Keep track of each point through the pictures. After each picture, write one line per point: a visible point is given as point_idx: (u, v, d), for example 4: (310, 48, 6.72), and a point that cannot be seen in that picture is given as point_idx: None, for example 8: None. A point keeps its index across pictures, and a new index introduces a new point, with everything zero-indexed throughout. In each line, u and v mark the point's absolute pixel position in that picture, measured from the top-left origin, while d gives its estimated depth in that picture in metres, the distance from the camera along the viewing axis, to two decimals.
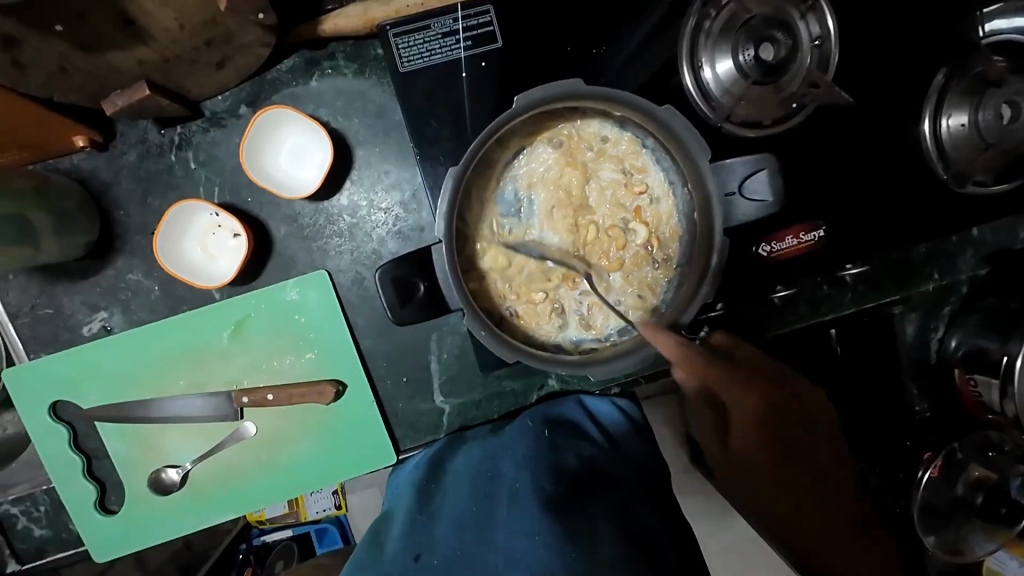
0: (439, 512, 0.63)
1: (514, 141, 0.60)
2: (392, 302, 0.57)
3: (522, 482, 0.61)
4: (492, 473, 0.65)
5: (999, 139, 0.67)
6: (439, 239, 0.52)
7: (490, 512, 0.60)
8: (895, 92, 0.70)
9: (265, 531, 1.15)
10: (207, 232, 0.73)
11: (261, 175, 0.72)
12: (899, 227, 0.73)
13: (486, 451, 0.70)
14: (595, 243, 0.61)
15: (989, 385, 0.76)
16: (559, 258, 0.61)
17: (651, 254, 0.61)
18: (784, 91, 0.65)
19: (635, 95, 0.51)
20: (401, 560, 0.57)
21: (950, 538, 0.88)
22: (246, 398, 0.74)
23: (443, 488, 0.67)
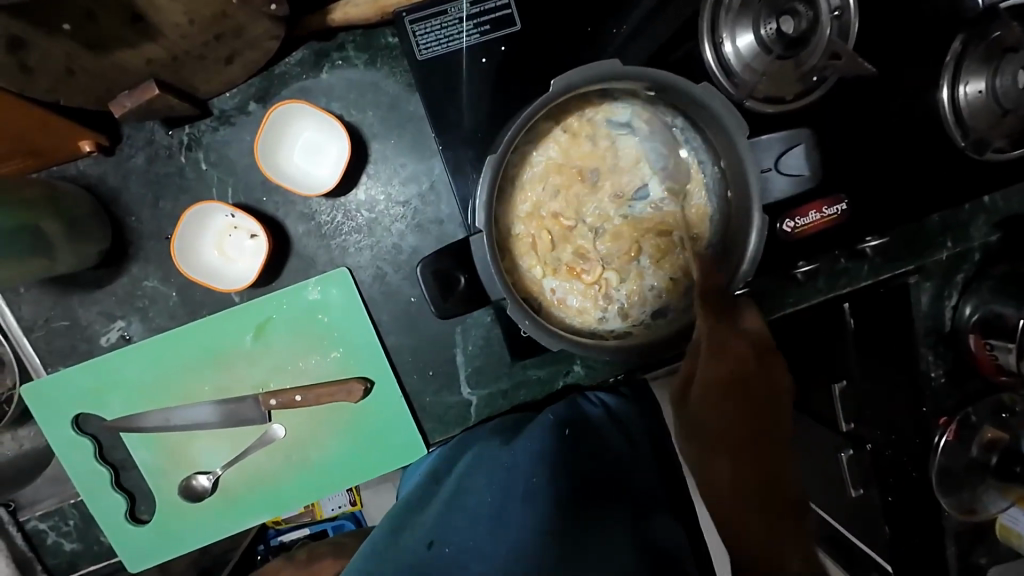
0: (455, 501, 0.65)
1: (542, 124, 0.59)
2: (435, 296, 0.55)
3: (539, 480, 0.62)
4: (508, 465, 0.66)
5: (1016, 105, 0.68)
6: (478, 230, 0.51)
7: (506, 505, 0.61)
8: (916, 60, 0.70)
9: (282, 532, 1.14)
10: (223, 235, 0.72)
11: (276, 173, 0.71)
12: (921, 195, 0.73)
13: (507, 443, 0.71)
14: (625, 227, 0.61)
15: (1007, 351, 0.80)
16: (593, 243, 0.61)
17: (681, 235, 0.60)
18: (805, 65, 0.65)
19: (670, 73, 0.50)
20: (415, 546, 0.58)
21: (966, 499, 0.90)
22: (274, 400, 0.74)
23: (461, 481, 0.68)
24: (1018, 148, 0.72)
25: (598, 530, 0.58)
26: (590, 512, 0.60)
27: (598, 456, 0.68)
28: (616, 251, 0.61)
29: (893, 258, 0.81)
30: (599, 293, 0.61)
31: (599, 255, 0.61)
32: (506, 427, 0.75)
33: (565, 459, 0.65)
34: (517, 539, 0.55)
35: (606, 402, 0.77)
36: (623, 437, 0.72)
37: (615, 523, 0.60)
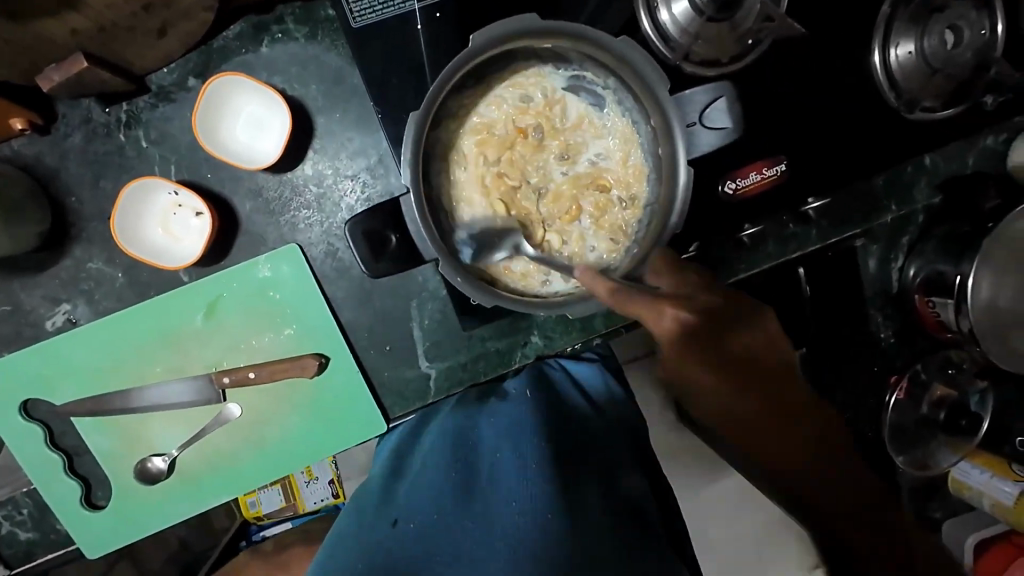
0: (417, 479, 0.65)
1: (476, 89, 0.59)
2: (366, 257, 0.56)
3: (507, 456, 0.62)
4: (473, 440, 0.67)
5: (943, 63, 0.71)
6: (406, 188, 0.51)
7: (470, 479, 0.61)
8: (848, 22, 0.72)
9: (263, 527, 1.13)
10: (167, 213, 0.71)
11: (219, 149, 0.70)
12: (859, 155, 0.75)
13: (468, 418, 0.72)
14: (563, 190, 0.61)
15: (946, 305, 0.82)
16: (532, 208, 0.61)
17: (618, 196, 0.61)
18: (740, 28, 0.66)
19: (590, 28, 0.51)
20: (379, 526, 0.58)
21: (917, 455, 0.93)
22: (226, 378, 0.73)
23: (421, 458, 0.69)
24: (947, 108, 0.74)
25: (579, 490, 0.60)
26: (573, 479, 0.60)
27: (566, 422, 0.68)
28: (555, 214, 0.61)
29: (844, 220, 0.84)
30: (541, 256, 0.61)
31: (541, 217, 0.61)
32: (463, 401, 0.77)
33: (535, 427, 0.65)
34: (490, 514, 0.56)
35: (567, 372, 0.78)
36: (582, 404, 0.73)
37: (586, 488, 0.61)
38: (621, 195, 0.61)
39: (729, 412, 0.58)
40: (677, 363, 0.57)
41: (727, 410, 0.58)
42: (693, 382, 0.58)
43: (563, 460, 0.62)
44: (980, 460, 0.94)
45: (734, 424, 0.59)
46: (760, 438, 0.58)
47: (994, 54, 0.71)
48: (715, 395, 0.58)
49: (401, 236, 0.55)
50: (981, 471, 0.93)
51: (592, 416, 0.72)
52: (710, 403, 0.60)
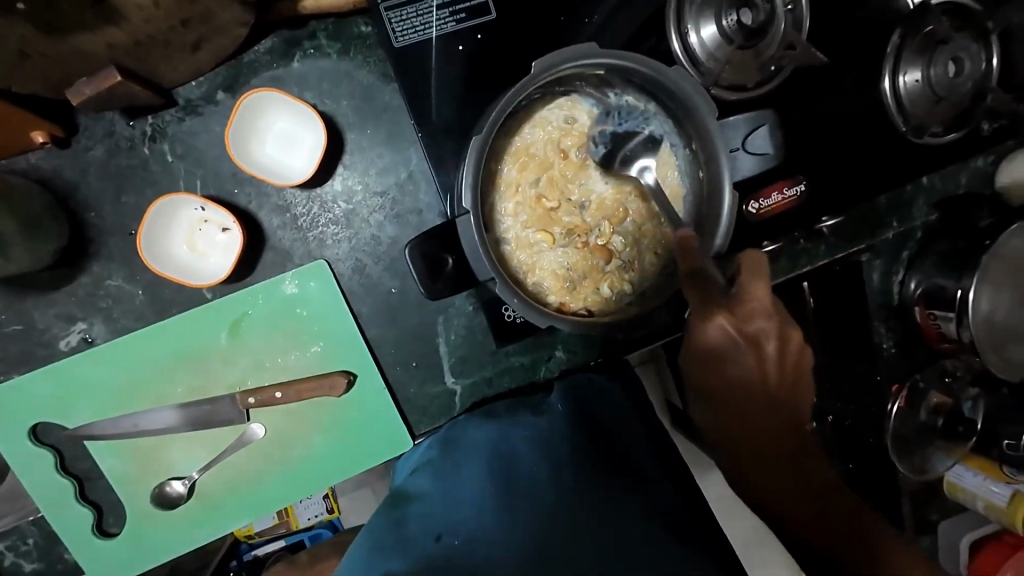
0: (456, 493, 0.63)
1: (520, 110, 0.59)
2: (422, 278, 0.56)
3: (542, 485, 0.62)
4: (510, 452, 0.66)
5: (949, 92, 0.76)
6: (467, 210, 0.51)
7: (510, 495, 0.61)
8: (862, 50, 0.75)
9: (256, 545, 1.11)
10: (193, 229, 0.69)
11: (249, 164, 0.69)
12: (870, 175, 0.79)
13: (499, 430, 0.70)
14: (602, 208, 0.62)
15: (948, 320, 0.86)
16: (570, 228, 0.61)
17: (656, 214, 0.62)
18: (764, 55, 0.69)
19: (642, 56, 0.52)
20: (423, 542, 0.58)
21: (918, 459, 0.96)
22: (252, 398, 0.71)
23: (450, 465, 0.67)
24: (950, 133, 0.79)
25: (616, 497, 0.63)
26: (609, 494, 0.63)
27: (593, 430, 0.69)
28: (595, 234, 0.62)
29: (850, 237, 0.88)
30: (582, 274, 0.62)
31: (583, 234, 0.61)
32: (489, 416, 0.74)
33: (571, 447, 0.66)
34: (533, 529, 0.58)
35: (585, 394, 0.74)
36: (606, 409, 0.72)
37: (624, 498, 0.63)
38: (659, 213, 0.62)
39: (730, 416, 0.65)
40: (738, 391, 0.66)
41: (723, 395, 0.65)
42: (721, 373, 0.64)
43: (594, 480, 0.64)
44: (973, 463, 0.98)
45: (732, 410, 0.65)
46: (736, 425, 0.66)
47: (989, 83, 0.77)
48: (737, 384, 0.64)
49: (458, 258, 0.54)
50: (975, 474, 0.98)
51: (615, 415, 0.72)
52: (720, 380, 0.65)
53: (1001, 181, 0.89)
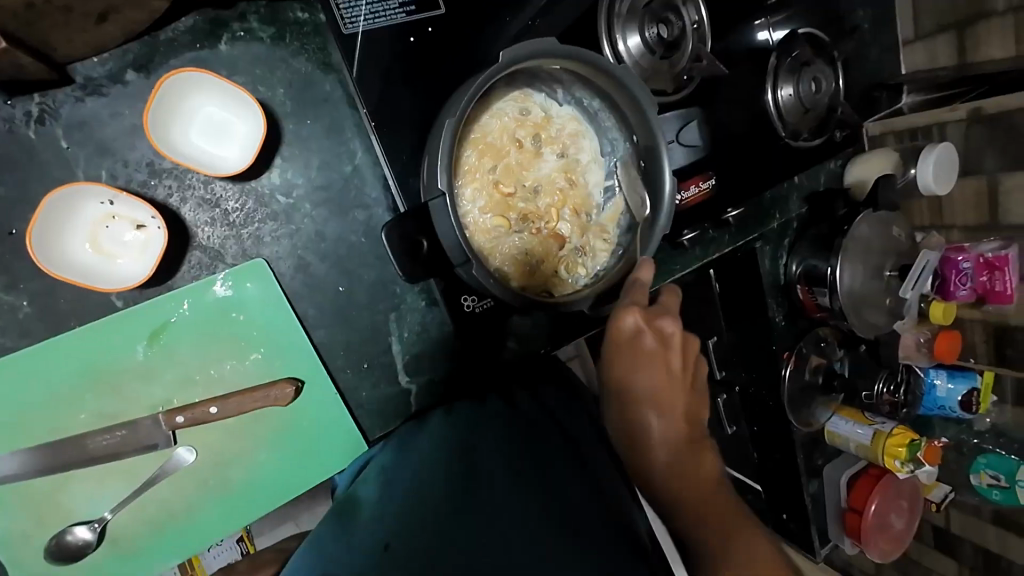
0: (409, 493, 0.56)
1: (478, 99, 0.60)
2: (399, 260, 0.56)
3: (497, 481, 0.57)
4: (466, 447, 0.62)
5: (812, 105, 0.94)
6: (442, 191, 0.54)
7: (471, 490, 0.56)
8: (750, 68, 0.90)
9: None
10: (98, 226, 0.60)
11: (172, 153, 0.62)
12: (759, 171, 0.93)
13: (456, 429, 0.65)
14: (553, 197, 0.65)
15: (823, 293, 1.04)
16: (527, 216, 0.63)
17: (602, 202, 0.67)
18: (678, 66, 0.80)
19: (594, 54, 0.57)
20: (369, 550, 0.49)
21: (807, 414, 1.11)
22: (180, 418, 0.63)
23: (395, 472, 0.61)
24: (815, 138, 0.98)
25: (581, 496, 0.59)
26: (575, 492, 0.59)
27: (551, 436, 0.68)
28: (549, 222, 0.64)
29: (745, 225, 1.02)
30: (541, 258, 0.64)
31: (537, 220, 0.64)
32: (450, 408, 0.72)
33: (530, 447, 0.64)
34: (498, 533, 0.50)
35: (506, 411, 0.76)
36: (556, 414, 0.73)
37: (589, 495, 0.60)
38: (603, 200, 0.67)
39: (636, 408, 0.66)
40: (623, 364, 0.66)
41: (642, 387, 0.65)
42: (631, 373, 0.65)
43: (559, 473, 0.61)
44: (845, 412, 1.15)
45: (632, 411, 0.66)
46: (646, 423, 0.65)
47: (838, 99, 0.97)
48: (639, 383, 0.65)
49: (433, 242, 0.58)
50: (846, 421, 1.14)
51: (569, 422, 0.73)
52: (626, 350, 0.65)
53: (851, 181, 1.10)
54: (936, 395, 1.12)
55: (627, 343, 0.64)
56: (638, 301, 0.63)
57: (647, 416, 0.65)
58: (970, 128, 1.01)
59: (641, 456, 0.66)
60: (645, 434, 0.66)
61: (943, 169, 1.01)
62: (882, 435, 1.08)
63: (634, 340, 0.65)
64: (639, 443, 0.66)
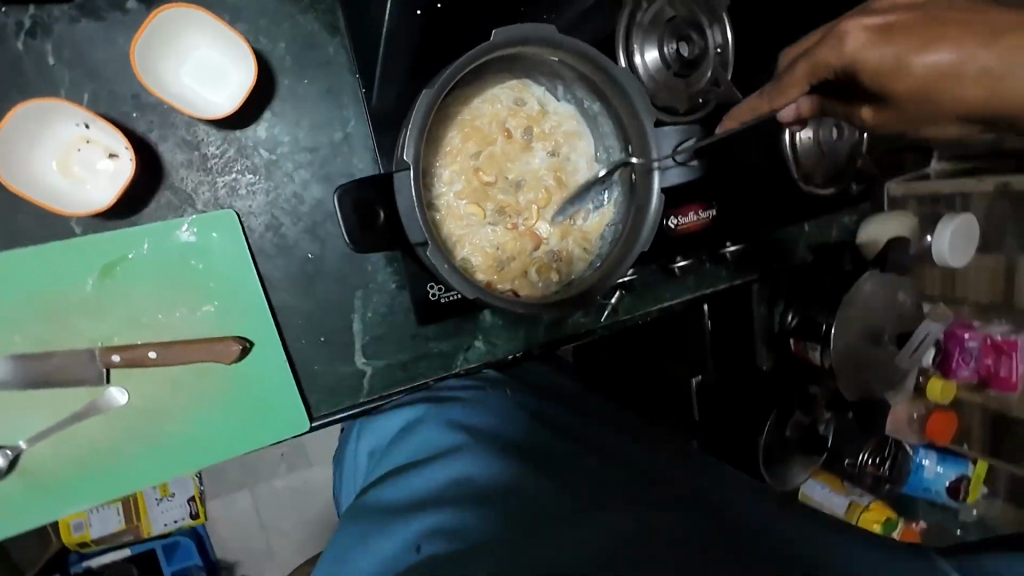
0: (431, 491, 0.63)
1: (472, 81, 0.58)
2: (352, 229, 0.53)
3: (516, 472, 0.62)
4: (481, 439, 0.70)
5: (830, 151, 0.91)
6: (408, 164, 0.50)
7: (481, 479, 0.62)
8: (772, 101, 0.86)
9: (87, 557, 1.26)
10: (70, 148, 0.59)
11: (144, 70, 0.59)
12: (765, 209, 0.90)
13: (473, 423, 0.74)
14: (535, 195, 0.62)
15: (817, 350, 0.96)
16: (503, 209, 0.61)
17: (586, 208, 0.64)
18: (694, 87, 0.77)
19: (595, 51, 0.55)
20: (402, 552, 0.56)
21: (780, 471, 1.05)
22: (117, 356, 0.61)
23: (419, 465, 0.69)
24: (829, 186, 0.95)
25: (588, 458, 0.66)
26: (583, 470, 0.63)
27: (562, 426, 0.75)
28: (526, 219, 0.62)
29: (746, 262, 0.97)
30: (513, 255, 0.62)
31: (513, 214, 0.61)
32: (475, 396, 0.82)
33: (540, 437, 0.72)
34: (501, 509, 0.56)
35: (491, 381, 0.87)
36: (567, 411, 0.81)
37: (594, 465, 0.64)
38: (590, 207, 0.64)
39: (900, 51, 0.64)
40: (870, 70, 0.67)
41: (865, 59, 0.66)
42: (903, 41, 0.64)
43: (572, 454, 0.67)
44: (821, 478, 1.11)
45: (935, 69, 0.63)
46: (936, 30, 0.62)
47: (860, 150, 0.93)
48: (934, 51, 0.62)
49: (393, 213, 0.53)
50: (823, 487, 1.10)
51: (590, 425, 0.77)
52: (874, 73, 0.67)
53: (873, 245, 1.01)
54: (921, 476, 1.06)
55: (875, 66, 0.66)
56: (848, 18, 0.69)
57: (859, 47, 0.66)
58: (993, 204, 1.00)
59: (933, 86, 0.64)
60: (921, 71, 0.63)
61: (961, 245, 0.97)
62: (857, 507, 1.05)
63: (885, 36, 0.65)
64: (948, 68, 0.62)
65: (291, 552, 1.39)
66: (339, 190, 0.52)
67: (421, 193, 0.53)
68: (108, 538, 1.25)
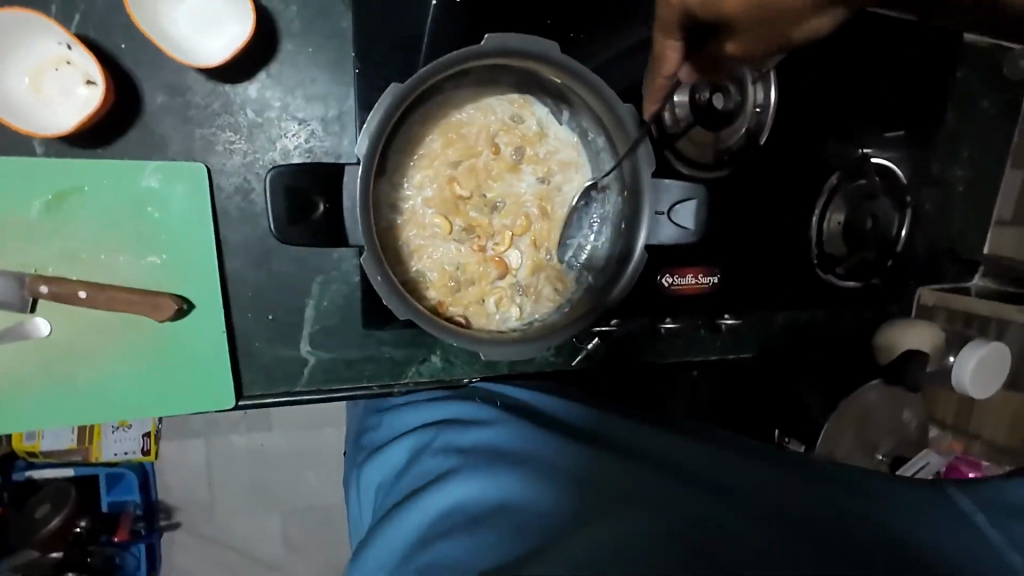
0: (431, 530, 0.52)
1: (467, 84, 0.52)
2: (280, 214, 0.48)
3: (535, 502, 0.50)
4: (487, 457, 0.59)
5: (860, 242, 0.83)
6: (358, 157, 0.44)
7: (491, 511, 0.51)
8: (805, 176, 0.80)
9: (29, 467, 1.09)
10: (48, 66, 0.57)
11: (149, 26, 0.58)
12: (773, 288, 0.83)
13: (478, 439, 0.62)
14: (512, 221, 0.58)
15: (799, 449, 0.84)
16: (473, 228, 0.56)
17: (563, 246, 0.59)
18: (722, 142, 0.73)
19: (602, 81, 0.49)
20: None
21: None
22: (45, 288, 0.58)
23: (415, 493, 0.58)
24: (851, 280, 0.86)
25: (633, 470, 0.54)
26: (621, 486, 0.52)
27: (596, 435, 0.62)
28: (495, 245, 0.57)
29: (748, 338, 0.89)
30: (474, 279, 0.57)
31: (482, 236, 0.56)
32: (483, 408, 0.69)
33: (563, 446, 0.59)
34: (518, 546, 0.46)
35: (484, 391, 0.75)
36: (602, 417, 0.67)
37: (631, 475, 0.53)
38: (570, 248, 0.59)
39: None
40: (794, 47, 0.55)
41: None
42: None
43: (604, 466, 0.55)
44: None
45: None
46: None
47: (894, 249, 0.87)
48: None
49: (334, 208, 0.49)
50: None
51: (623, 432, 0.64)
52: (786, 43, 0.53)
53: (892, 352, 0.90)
54: None
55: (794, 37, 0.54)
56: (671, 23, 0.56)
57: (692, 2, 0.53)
58: None
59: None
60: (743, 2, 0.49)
61: (987, 373, 0.86)
62: None
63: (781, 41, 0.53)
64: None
65: (228, 518, 1.24)
66: (270, 170, 0.47)
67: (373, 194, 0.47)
68: (56, 454, 1.09)
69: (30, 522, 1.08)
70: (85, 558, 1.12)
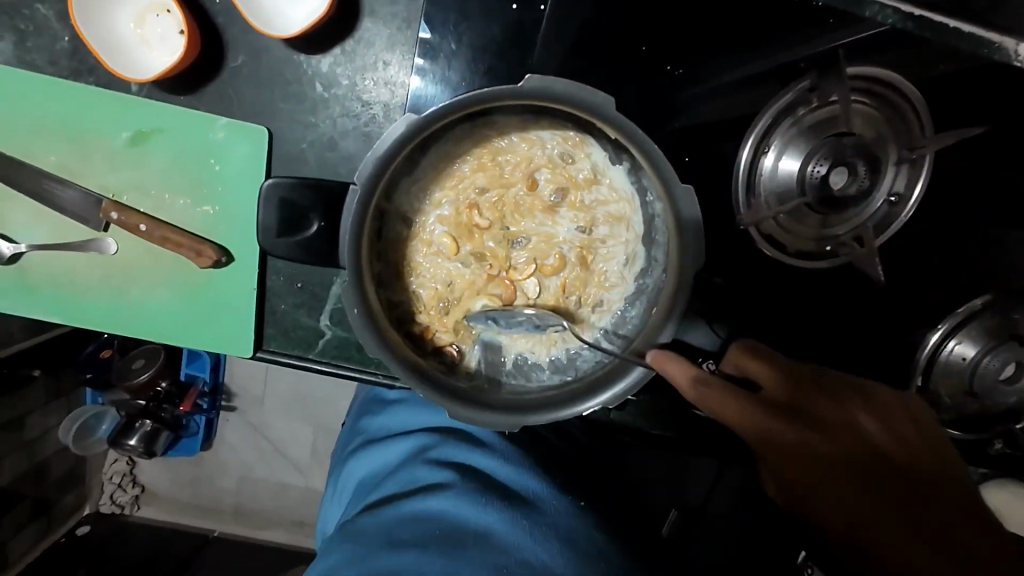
0: (404, 532, 0.55)
1: (509, 118, 0.51)
2: (272, 226, 0.54)
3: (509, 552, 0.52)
4: (481, 485, 0.60)
5: (986, 392, 0.63)
6: (355, 182, 0.44)
7: (466, 541, 0.53)
8: (939, 289, 0.63)
9: None
10: (151, 12, 0.61)
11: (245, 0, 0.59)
12: None
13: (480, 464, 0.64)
14: (528, 260, 0.55)
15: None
16: (479, 258, 0.56)
17: (581, 300, 0.55)
18: (830, 230, 0.58)
19: (653, 144, 0.43)
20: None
21: None
22: (115, 214, 0.63)
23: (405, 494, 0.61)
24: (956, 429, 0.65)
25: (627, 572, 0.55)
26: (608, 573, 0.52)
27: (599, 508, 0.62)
28: (502, 284, 0.55)
29: None
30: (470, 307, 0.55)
31: (493, 268, 0.55)
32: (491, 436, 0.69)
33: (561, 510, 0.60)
34: None
35: None
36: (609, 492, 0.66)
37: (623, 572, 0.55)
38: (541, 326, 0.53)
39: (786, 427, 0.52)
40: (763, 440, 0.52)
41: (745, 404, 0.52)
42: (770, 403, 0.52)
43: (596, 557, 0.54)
44: None
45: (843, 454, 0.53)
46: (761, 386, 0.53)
47: None
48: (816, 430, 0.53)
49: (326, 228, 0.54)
50: None
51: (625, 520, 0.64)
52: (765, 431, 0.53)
53: None
54: None
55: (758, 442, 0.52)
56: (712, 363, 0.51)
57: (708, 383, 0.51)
58: None
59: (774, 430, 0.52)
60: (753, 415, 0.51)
61: None
62: None
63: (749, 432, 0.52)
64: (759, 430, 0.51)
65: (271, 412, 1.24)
66: (268, 186, 0.53)
67: (372, 215, 0.47)
68: None
69: (123, 371, 1.03)
70: (159, 414, 1.10)
